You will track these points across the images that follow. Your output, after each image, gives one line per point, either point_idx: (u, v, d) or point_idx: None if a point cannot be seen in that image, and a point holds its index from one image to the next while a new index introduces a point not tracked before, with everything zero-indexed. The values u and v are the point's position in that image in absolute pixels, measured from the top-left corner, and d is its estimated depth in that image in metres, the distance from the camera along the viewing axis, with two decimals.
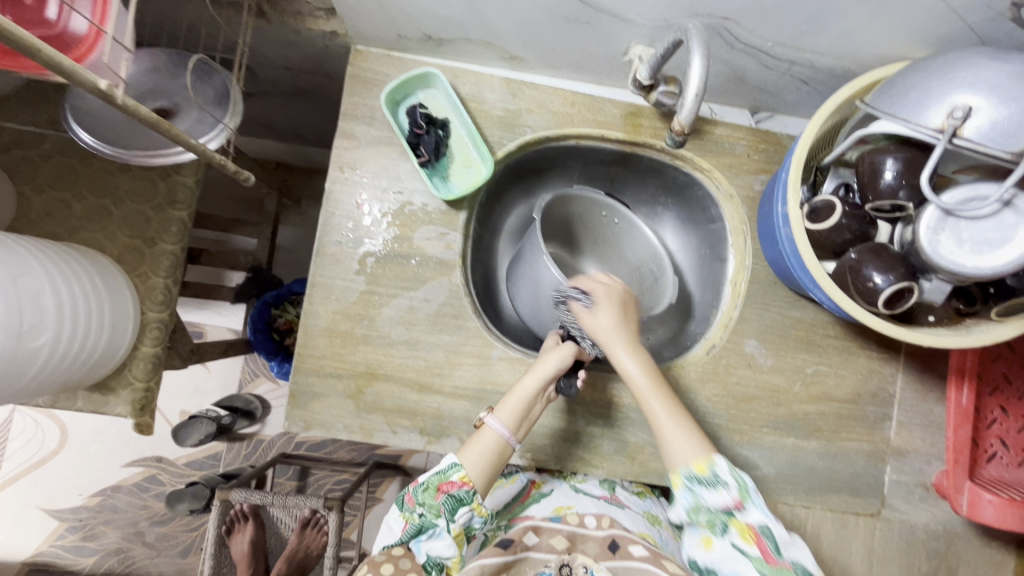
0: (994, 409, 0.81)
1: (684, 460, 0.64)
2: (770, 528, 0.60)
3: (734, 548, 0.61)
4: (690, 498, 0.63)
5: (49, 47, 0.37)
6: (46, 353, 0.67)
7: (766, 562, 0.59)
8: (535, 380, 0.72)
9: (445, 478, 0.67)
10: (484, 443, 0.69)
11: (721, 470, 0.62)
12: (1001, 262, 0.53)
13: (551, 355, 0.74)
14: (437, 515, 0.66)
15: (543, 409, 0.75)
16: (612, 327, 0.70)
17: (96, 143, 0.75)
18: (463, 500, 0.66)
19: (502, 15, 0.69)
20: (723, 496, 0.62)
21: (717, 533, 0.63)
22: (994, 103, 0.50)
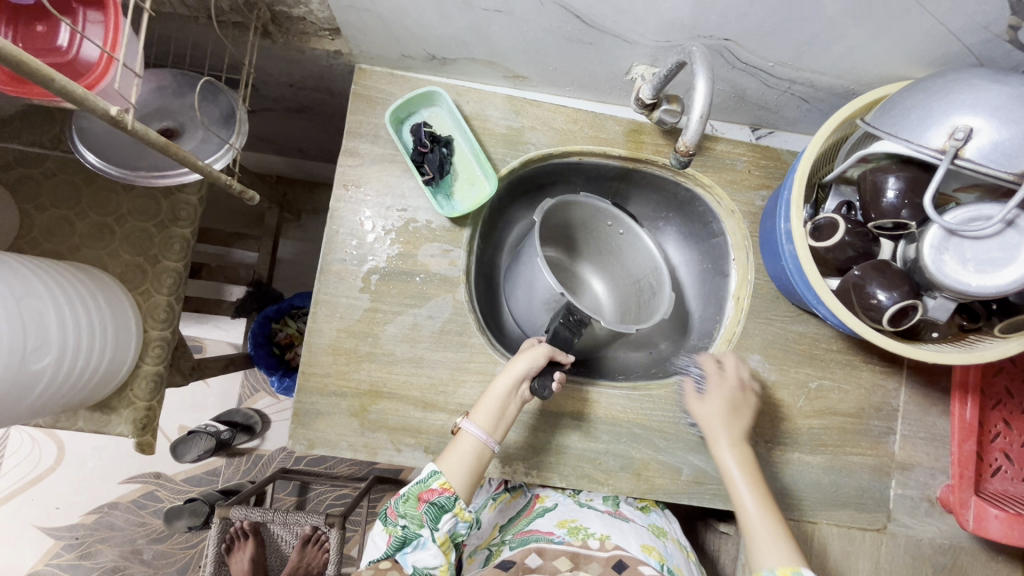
0: (996, 422, 0.82)
1: (768, 564, 0.64)
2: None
3: None
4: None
5: (63, 76, 0.38)
6: (49, 374, 0.67)
7: None
8: (505, 382, 0.73)
9: (426, 488, 0.68)
10: (462, 448, 0.70)
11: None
12: (1005, 281, 0.53)
13: (522, 356, 0.74)
14: (420, 525, 0.67)
15: (520, 409, 0.75)
16: (715, 418, 0.74)
17: (100, 164, 0.74)
18: (444, 506, 0.67)
19: (507, 37, 0.70)
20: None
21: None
22: (995, 125, 0.51)
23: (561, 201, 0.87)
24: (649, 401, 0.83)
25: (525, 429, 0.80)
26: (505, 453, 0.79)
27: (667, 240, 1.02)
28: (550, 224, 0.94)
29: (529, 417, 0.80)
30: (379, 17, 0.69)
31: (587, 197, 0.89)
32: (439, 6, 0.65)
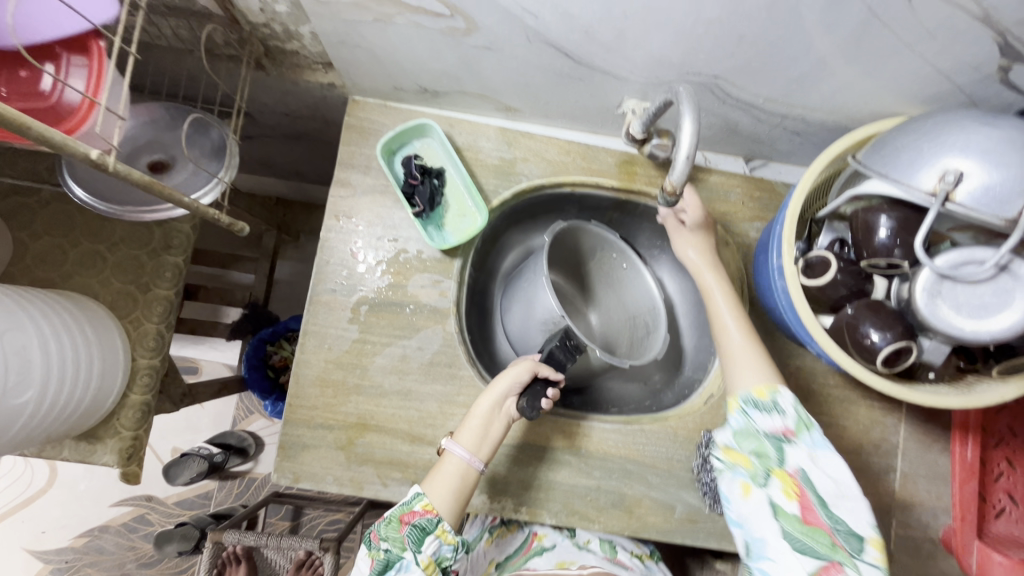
0: (999, 461, 0.80)
1: (745, 383, 0.66)
2: (811, 480, 0.60)
3: (773, 499, 0.61)
4: (742, 420, 0.65)
5: (38, 123, 0.38)
6: (31, 409, 0.66)
7: (801, 521, 0.60)
8: (487, 401, 0.72)
9: (407, 510, 0.67)
10: (444, 470, 0.68)
11: (781, 398, 0.64)
12: (1001, 327, 0.52)
13: (505, 375, 0.73)
14: (402, 548, 0.65)
15: (507, 429, 0.73)
16: (699, 266, 0.76)
17: (90, 199, 0.75)
18: (426, 529, 0.65)
19: (497, 72, 0.70)
20: (775, 421, 0.63)
21: (758, 483, 0.63)
22: (987, 168, 0.50)
23: (575, 227, 0.86)
24: (643, 436, 0.81)
25: (515, 463, 0.79)
26: (494, 488, 0.78)
27: (664, 271, 1.00)
28: (555, 250, 0.91)
29: (518, 450, 0.79)
30: (370, 53, 0.69)
31: (600, 227, 0.88)
32: (429, 43, 0.65)
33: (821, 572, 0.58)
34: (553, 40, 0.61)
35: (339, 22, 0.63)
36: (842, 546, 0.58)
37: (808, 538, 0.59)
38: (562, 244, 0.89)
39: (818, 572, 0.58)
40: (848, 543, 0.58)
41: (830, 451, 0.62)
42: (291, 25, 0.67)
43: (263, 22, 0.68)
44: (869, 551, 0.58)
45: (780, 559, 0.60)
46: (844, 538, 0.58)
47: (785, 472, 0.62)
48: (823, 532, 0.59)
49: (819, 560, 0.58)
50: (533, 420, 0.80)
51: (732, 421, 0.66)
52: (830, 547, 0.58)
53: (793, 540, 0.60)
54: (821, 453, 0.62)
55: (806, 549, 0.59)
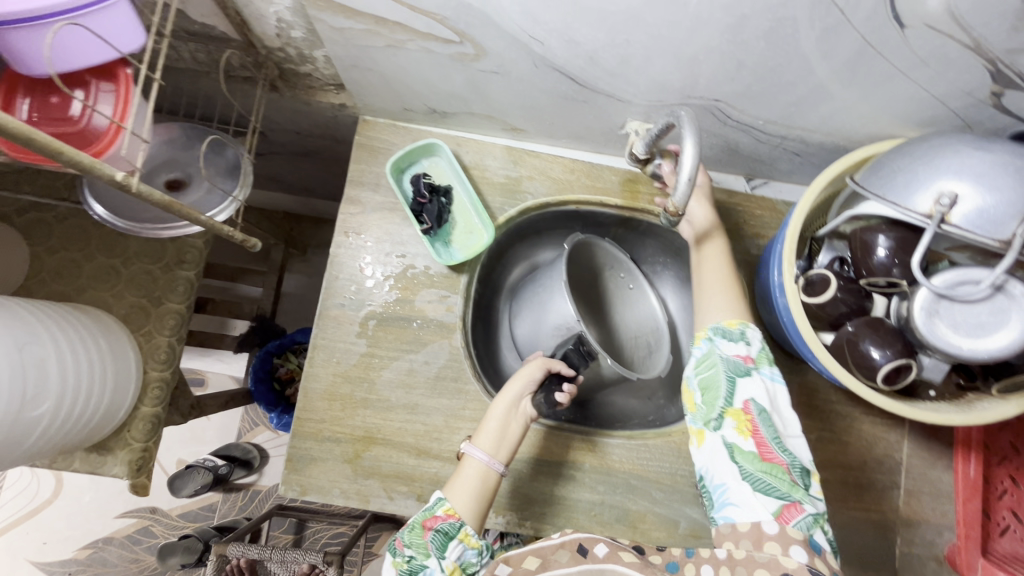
0: (1003, 479, 0.81)
1: (715, 318, 0.68)
2: (765, 414, 0.59)
3: (729, 438, 0.60)
4: (706, 349, 0.65)
5: (70, 148, 0.40)
6: (47, 421, 0.67)
7: (759, 458, 0.58)
8: (502, 403, 0.72)
9: (429, 515, 0.64)
10: (466, 474, 0.68)
11: (749, 329, 0.65)
12: (998, 346, 0.53)
13: (518, 376, 0.74)
14: (426, 555, 0.61)
15: (525, 430, 0.73)
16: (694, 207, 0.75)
17: (108, 216, 0.77)
18: (450, 533, 0.62)
19: (503, 94, 0.72)
20: (739, 349, 0.64)
21: (711, 426, 0.61)
22: (981, 191, 0.51)
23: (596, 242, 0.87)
24: (647, 451, 0.82)
25: (519, 477, 0.79)
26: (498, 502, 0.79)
27: (666, 287, 1.01)
28: (576, 260, 0.87)
29: (522, 464, 0.80)
30: (381, 76, 0.71)
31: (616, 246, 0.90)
32: (438, 67, 0.67)
33: (782, 512, 0.55)
34: (558, 66, 0.63)
35: (352, 48, 0.66)
36: (797, 483, 0.57)
37: (766, 476, 0.57)
38: (585, 255, 0.87)
39: (780, 511, 0.55)
40: (801, 480, 0.58)
41: (780, 386, 0.63)
42: (306, 49, 0.70)
43: (278, 46, 0.70)
44: (816, 487, 0.58)
45: (743, 502, 0.57)
46: (799, 475, 0.57)
47: (739, 410, 0.60)
48: (781, 468, 0.57)
49: (780, 500, 0.56)
50: (538, 435, 0.81)
51: (696, 353, 0.66)
52: (788, 486, 0.57)
53: (753, 480, 0.57)
54: (773, 387, 0.63)
55: (766, 489, 0.57)
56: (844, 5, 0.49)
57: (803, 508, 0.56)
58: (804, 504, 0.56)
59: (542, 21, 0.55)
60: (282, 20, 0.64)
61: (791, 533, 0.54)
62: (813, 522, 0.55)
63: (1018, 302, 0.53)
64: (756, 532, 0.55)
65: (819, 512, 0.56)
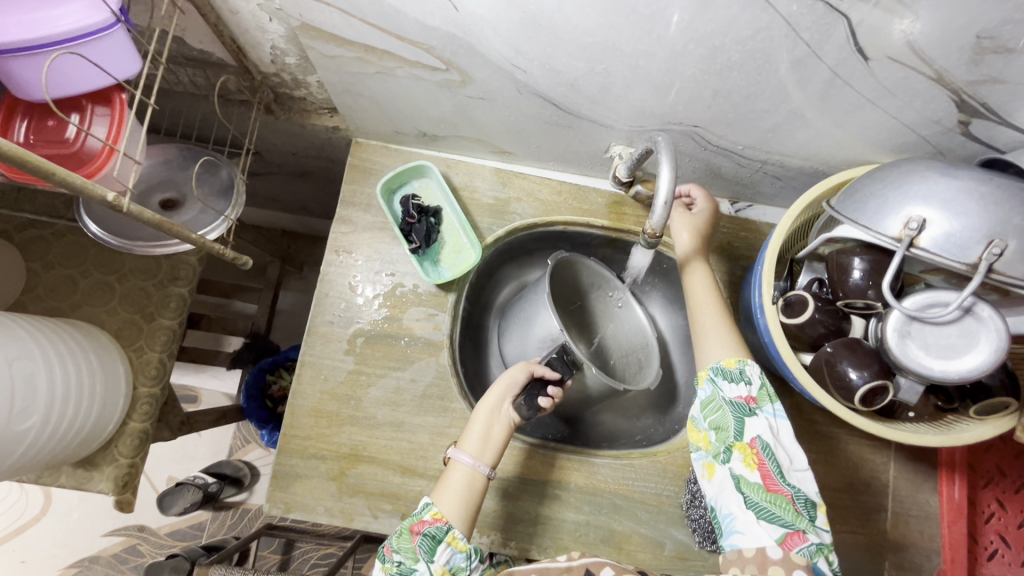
0: (990, 502, 0.80)
1: (716, 356, 0.67)
2: (771, 449, 0.59)
3: (735, 473, 0.60)
4: (709, 391, 0.65)
5: (62, 169, 0.42)
6: (34, 435, 0.68)
7: (765, 489, 0.58)
8: (488, 400, 0.74)
9: (417, 520, 0.65)
10: (454, 482, 0.68)
11: (748, 368, 0.64)
12: (968, 367, 0.54)
13: (504, 376, 0.77)
14: (414, 559, 0.62)
15: (509, 432, 0.74)
16: (686, 250, 0.75)
17: (102, 234, 0.79)
18: (437, 537, 0.63)
19: (490, 118, 0.75)
20: (740, 390, 0.63)
21: (720, 459, 0.62)
22: (948, 217, 0.53)
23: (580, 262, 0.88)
24: (632, 471, 0.82)
25: (505, 496, 0.79)
26: (483, 522, 0.78)
27: (654, 307, 1.02)
28: (561, 281, 0.88)
29: (509, 483, 0.80)
30: (372, 101, 0.74)
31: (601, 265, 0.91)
32: (427, 93, 0.70)
33: (785, 540, 0.56)
34: (541, 92, 0.65)
35: (343, 74, 0.68)
36: (802, 513, 0.57)
37: (773, 506, 0.58)
38: (569, 275, 0.88)
39: (784, 538, 0.56)
40: (806, 511, 0.58)
41: (784, 422, 0.63)
42: (300, 74, 0.72)
43: (273, 72, 0.73)
44: (822, 519, 0.58)
45: (749, 530, 0.58)
46: (803, 506, 0.57)
47: (745, 444, 0.61)
48: (786, 498, 0.57)
49: (784, 528, 0.57)
50: (524, 454, 0.81)
51: (700, 394, 0.66)
52: (793, 516, 0.57)
53: (758, 509, 0.58)
54: (777, 424, 0.62)
55: (771, 518, 0.57)
56: (810, 38, 0.51)
57: (808, 537, 0.56)
58: (808, 533, 0.56)
59: (524, 51, 0.58)
60: (276, 47, 0.66)
61: (795, 560, 0.55)
62: (816, 550, 0.55)
63: (987, 325, 0.53)
64: (761, 557, 0.56)
65: (824, 542, 0.56)
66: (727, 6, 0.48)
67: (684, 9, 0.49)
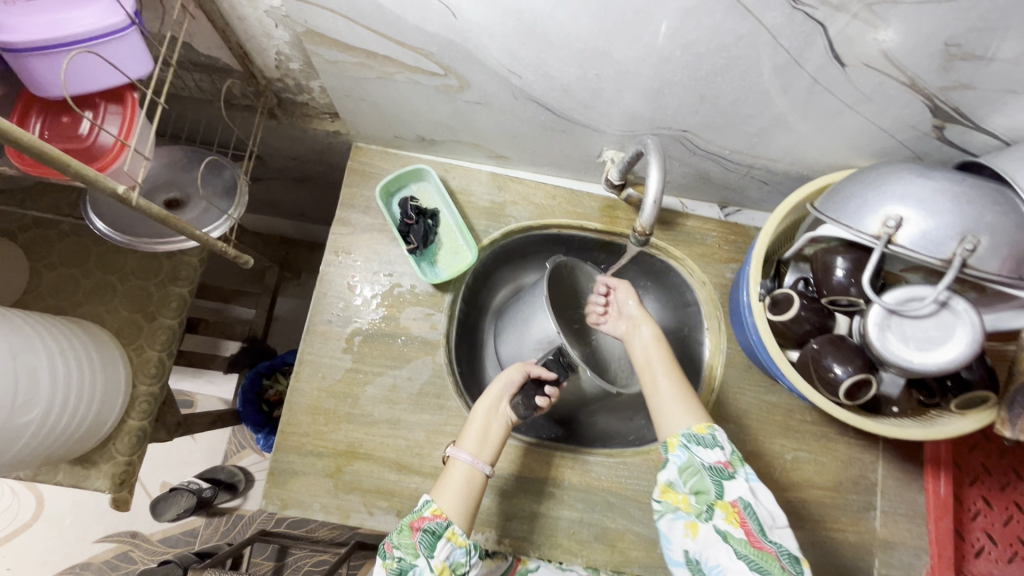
0: (977, 500, 0.82)
1: (683, 424, 0.69)
2: (752, 509, 0.62)
3: (719, 530, 0.61)
4: (685, 456, 0.66)
5: (78, 161, 0.44)
6: (34, 428, 0.69)
7: (750, 544, 0.60)
8: (487, 402, 0.76)
9: (417, 516, 0.66)
10: (454, 478, 0.69)
11: (719, 433, 0.67)
12: (946, 360, 0.56)
13: (500, 377, 0.78)
14: (415, 555, 0.63)
15: (506, 431, 0.75)
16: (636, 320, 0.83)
17: (109, 231, 0.80)
18: (437, 532, 0.64)
19: (487, 123, 0.77)
20: (717, 455, 0.65)
21: (703, 518, 0.63)
22: (924, 215, 0.55)
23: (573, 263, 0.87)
24: (626, 469, 0.83)
25: (501, 494, 0.80)
26: (478, 519, 0.79)
27: None
28: (557, 282, 0.86)
29: (505, 482, 0.81)
30: (372, 106, 0.76)
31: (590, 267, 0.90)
32: (426, 98, 0.72)
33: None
34: (536, 97, 0.68)
35: (345, 79, 0.70)
36: (789, 569, 0.58)
37: (761, 563, 0.59)
38: (564, 277, 0.87)
39: None
40: (792, 567, 0.59)
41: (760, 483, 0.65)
42: (303, 80, 0.75)
43: (277, 77, 0.75)
44: (806, 574, 0.59)
45: None
46: (789, 561, 0.59)
47: (726, 503, 0.63)
48: (772, 554, 0.59)
49: None
50: (520, 453, 0.82)
51: (675, 460, 0.67)
52: (780, 571, 0.58)
53: (747, 561, 0.59)
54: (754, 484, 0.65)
55: (760, 572, 0.58)
56: (790, 46, 0.54)
57: None
58: None
59: (519, 57, 0.60)
60: (281, 53, 0.69)
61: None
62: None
63: (962, 319, 0.56)
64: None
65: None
66: (711, 14, 0.51)
67: (671, 18, 0.52)
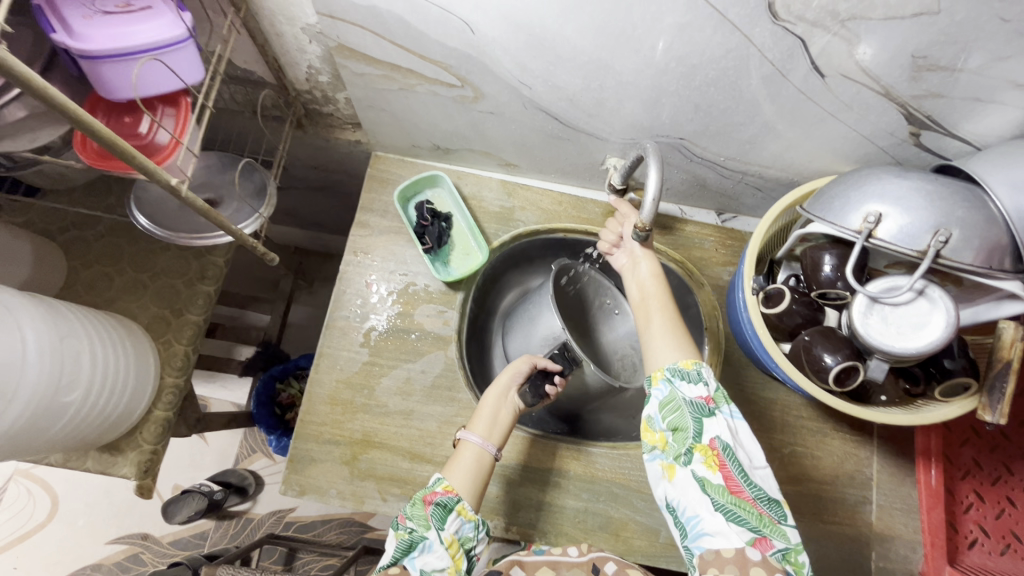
0: (968, 493, 0.84)
1: (671, 357, 0.67)
2: (731, 450, 0.61)
3: (698, 476, 0.61)
4: (668, 391, 0.65)
5: (144, 156, 0.50)
6: (73, 410, 0.73)
7: (729, 490, 0.59)
8: (495, 394, 0.79)
9: (429, 491, 0.69)
10: (464, 459, 0.73)
11: (705, 368, 0.65)
12: (925, 343, 0.60)
13: (509, 372, 0.81)
14: (426, 527, 0.66)
15: (515, 416, 0.80)
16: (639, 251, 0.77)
17: (150, 225, 0.85)
18: (448, 506, 0.67)
19: (498, 133, 0.84)
20: (700, 391, 0.64)
21: (681, 462, 0.62)
22: (900, 211, 0.60)
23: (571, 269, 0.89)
24: (628, 460, 0.86)
25: (508, 483, 0.84)
26: (488, 506, 0.83)
27: None
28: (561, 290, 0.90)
29: (511, 471, 0.84)
30: (393, 116, 0.83)
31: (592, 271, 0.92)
32: (443, 108, 0.79)
33: (757, 543, 0.57)
34: (544, 107, 0.74)
35: (369, 91, 0.77)
36: (767, 515, 0.59)
37: (738, 508, 0.59)
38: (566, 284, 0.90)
39: (754, 541, 0.57)
40: (770, 511, 0.59)
41: (741, 422, 0.64)
42: (330, 92, 0.82)
43: (307, 89, 0.82)
44: (787, 515, 0.60)
45: (718, 531, 0.58)
46: (767, 506, 0.59)
47: (706, 446, 0.62)
48: (749, 502, 0.59)
49: (752, 531, 0.58)
50: (527, 444, 0.86)
51: (657, 395, 0.66)
52: (757, 518, 0.58)
53: (725, 511, 0.59)
54: (735, 424, 0.64)
55: (739, 520, 0.58)
56: (775, 59, 0.60)
57: (773, 542, 0.57)
58: (773, 536, 0.58)
59: (529, 69, 0.67)
60: (312, 66, 0.76)
61: (771, 562, 0.56)
62: (784, 554, 0.57)
63: (938, 305, 0.61)
64: (739, 557, 0.56)
65: (790, 543, 0.58)
66: (702, 30, 0.57)
67: (667, 34, 0.58)
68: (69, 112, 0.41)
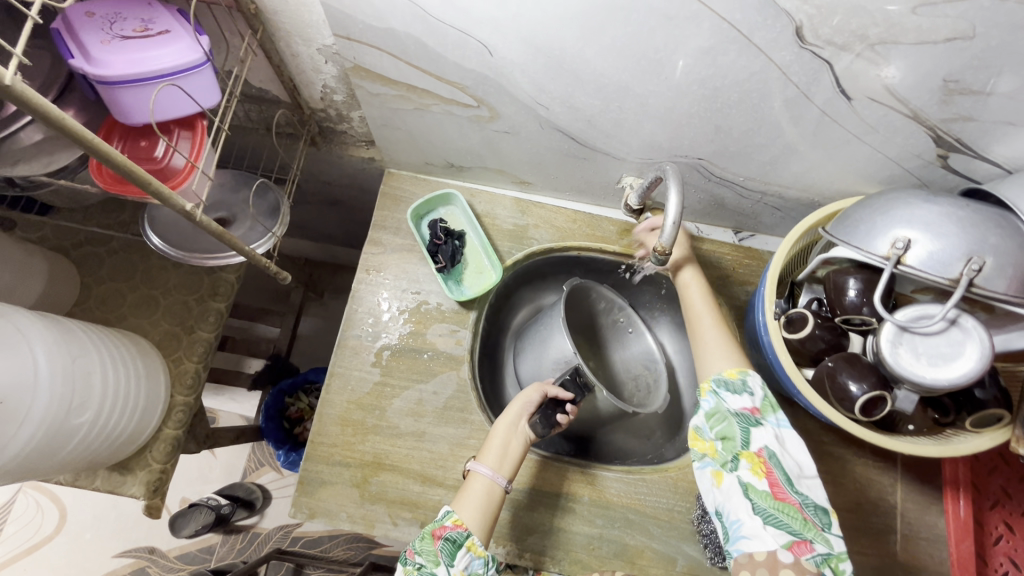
0: (998, 524, 0.83)
1: (717, 368, 0.68)
2: (777, 458, 0.60)
3: (743, 481, 0.60)
4: (714, 402, 0.65)
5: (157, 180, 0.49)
6: (84, 430, 0.72)
7: (773, 496, 0.58)
8: (505, 422, 0.77)
9: (439, 525, 0.68)
10: (473, 490, 0.71)
11: (750, 378, 0.65)
12: (957, 375, 0.58)
13: (519, 399, 0.80)
14: (435, 563, 0.64)
15: (526, 448, 0.77)
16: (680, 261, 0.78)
17: (164, 246, 0.85)
18: (458, 542, 0.66)
19: (513, 152, 0.83)
20: (745, 401, 0.63)
21: (727, 468, 0.61)
22: (930, 237, 0.58)
23: (583, 288, 0.89)
24: (644, 485, 0.84)
25: (520, 507, 0.82)
26: (498, 533, 0.81)
27: (663, 333, 1.05)
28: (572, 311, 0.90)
29: (524, 495, 0.82)
30: (408, 134, 0.82)
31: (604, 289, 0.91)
32: (458, 128, 0.78)
33: (793, 546, 0.56)
34: (561, 127, 0.73)
35: (384, 110, 0.76)
36: (811, 521, 0.57)
37: (781, 514, 0.57)
38: (577, 305, 0.90)
39: (792, 545, 0.56)
40: (815, 518, 0.58)
41: (790, 432, 0.64)
42: (345, 110, 0.82)
43: (321, 107, 0.82)
44: (834, 524, 0.58)
45: (756, 535, 0.57)
46: (812, 513, 0.58)
47: (751, 452, 0.61)
48: (794, 507, 0.57)
49: (792, 535, 0.56)
50: (540, 467, 0.84)
51: (704, 405, 0.66)
52: (801, 524, 0.57)
53: (766, 515, 0.57)
54: (782, 433, 0.63)
55: (778, 524, 0.57)
56: (800, 81, 0.58)
57: (815, 546, 0.56)
58: (816, 542, 0.56)
59: (547, 90, 0.66)
60: (327, 86, 0.76)
61: (805, 565, 0.55)
62: (825, 559, 0.55)
63: (971, 336, 0.59)
64: (772, 560, 0.55)
65: (834, 550, 0.56)
66: (726, 53, 0.56)
67: (689, 56, 0.57)
68: (86, 141, 0.41)
